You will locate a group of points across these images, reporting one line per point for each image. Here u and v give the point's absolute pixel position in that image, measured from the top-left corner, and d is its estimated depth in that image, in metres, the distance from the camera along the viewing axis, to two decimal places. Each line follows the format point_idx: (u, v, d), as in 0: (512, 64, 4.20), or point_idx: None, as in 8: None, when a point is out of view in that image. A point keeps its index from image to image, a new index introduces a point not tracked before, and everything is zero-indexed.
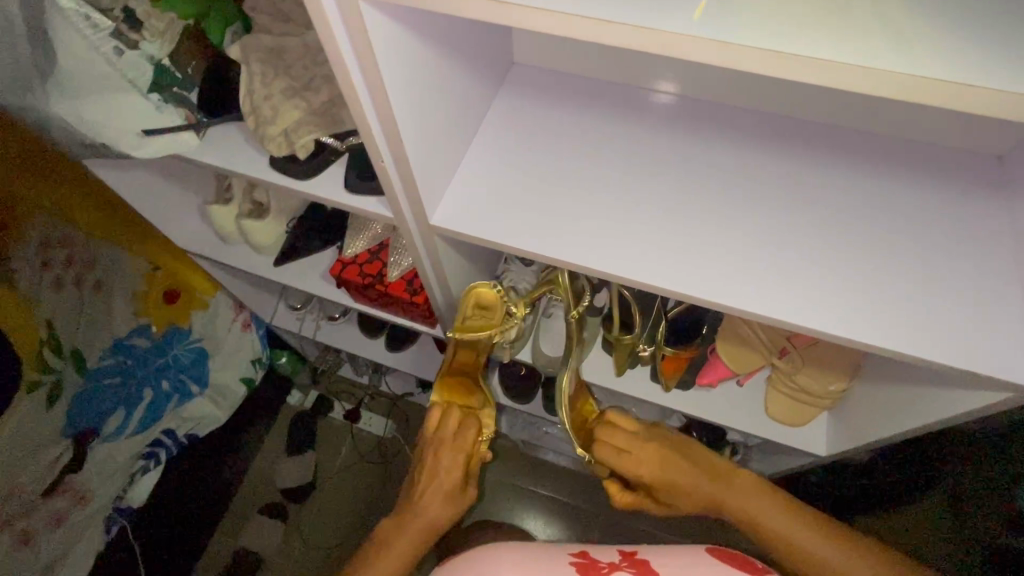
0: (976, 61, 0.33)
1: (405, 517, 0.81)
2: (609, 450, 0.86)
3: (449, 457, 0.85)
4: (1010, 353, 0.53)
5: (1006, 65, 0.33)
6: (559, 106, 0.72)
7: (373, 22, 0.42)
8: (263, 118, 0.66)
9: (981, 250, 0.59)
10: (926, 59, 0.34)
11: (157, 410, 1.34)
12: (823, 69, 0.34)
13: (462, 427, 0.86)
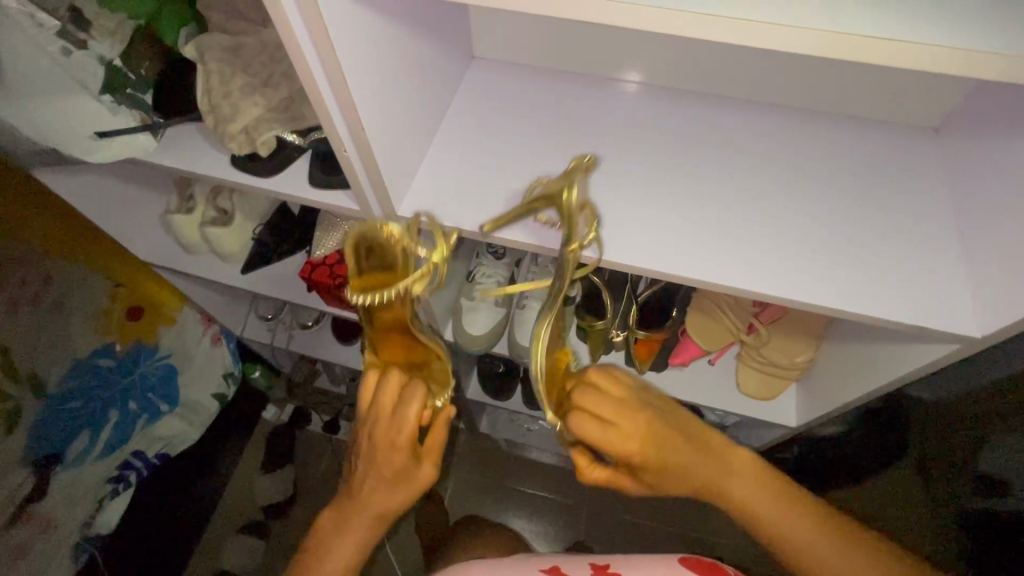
0: (898, 17, 0.37)
1: (341, 514, 0.63)
2: (595, 428, 0.56)
3: (389, 441, 0.61)
4: (957, 311, 0.57)
5: (924, 18, 0.37)
6: (522, 97, 0.74)
7: (329, 6, 0.42)
8: (222, 116, 0.65)
9: (927, 217, 0.62)
10: (855, 18, 0.37)
11: (125, 430, 1.30)
12: (764, 32, 0.37)
13: (398, 404, 0.61)
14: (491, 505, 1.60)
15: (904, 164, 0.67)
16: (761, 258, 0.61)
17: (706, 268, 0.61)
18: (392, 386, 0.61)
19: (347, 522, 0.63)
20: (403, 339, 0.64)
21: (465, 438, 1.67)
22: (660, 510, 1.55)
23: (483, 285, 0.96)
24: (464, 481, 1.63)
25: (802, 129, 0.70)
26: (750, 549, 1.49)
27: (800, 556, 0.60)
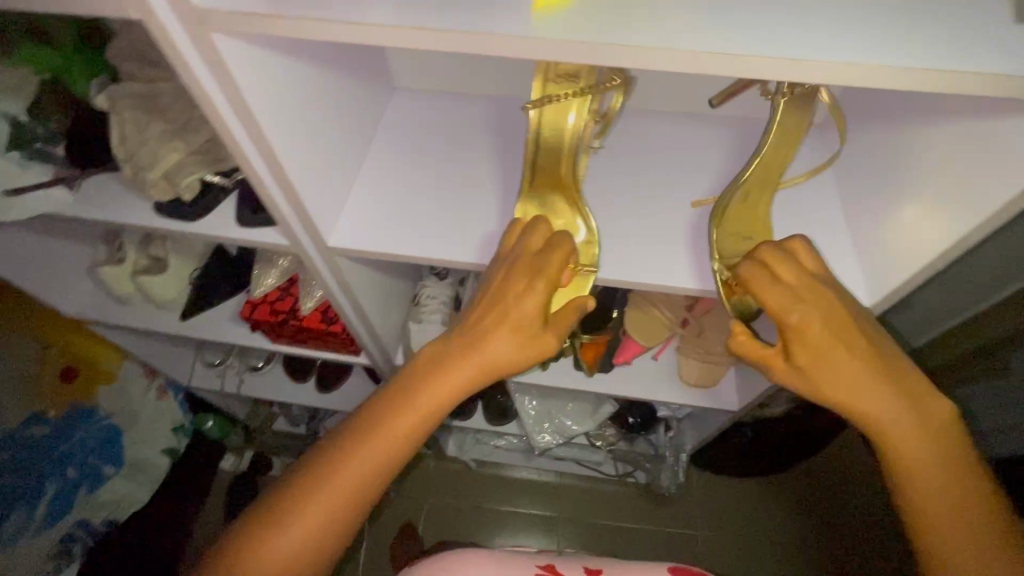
0: (779, 37, 0.38)
1: (424, 371, 0.58)
2: (760, 278, 0.54)
3: (520, 291, 0.58)
4: (854, 285, 0.63)
5: (800, 37, 0.38)
6: (445, 123, 0.77)
7: (233, 53, 0.43)
8: (141, 164, 0.65)
9: (824, 205, 0.68)
10: (736, 38, 0.38)
11: (66, 501, 1.24)
12: (648, 56, 0.39)
13: (541, 257, 0.59)
14: (466, 527, 1.58)
15: (800, 159, 0.73)
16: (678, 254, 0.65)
17: (625, 270, 0.67)
18: (544, 229, 0.60)
19: (426, 389, 0.57)
20: (560, 175, 0.65)
21: (435, 463, 1.65)
22: (631, 508, 1.59)
23: (428, 306, 0.97)
24: (436, 506, 1.61)
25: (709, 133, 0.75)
26: (719, 536, 1.54)
27: (904, 470, 0.53)
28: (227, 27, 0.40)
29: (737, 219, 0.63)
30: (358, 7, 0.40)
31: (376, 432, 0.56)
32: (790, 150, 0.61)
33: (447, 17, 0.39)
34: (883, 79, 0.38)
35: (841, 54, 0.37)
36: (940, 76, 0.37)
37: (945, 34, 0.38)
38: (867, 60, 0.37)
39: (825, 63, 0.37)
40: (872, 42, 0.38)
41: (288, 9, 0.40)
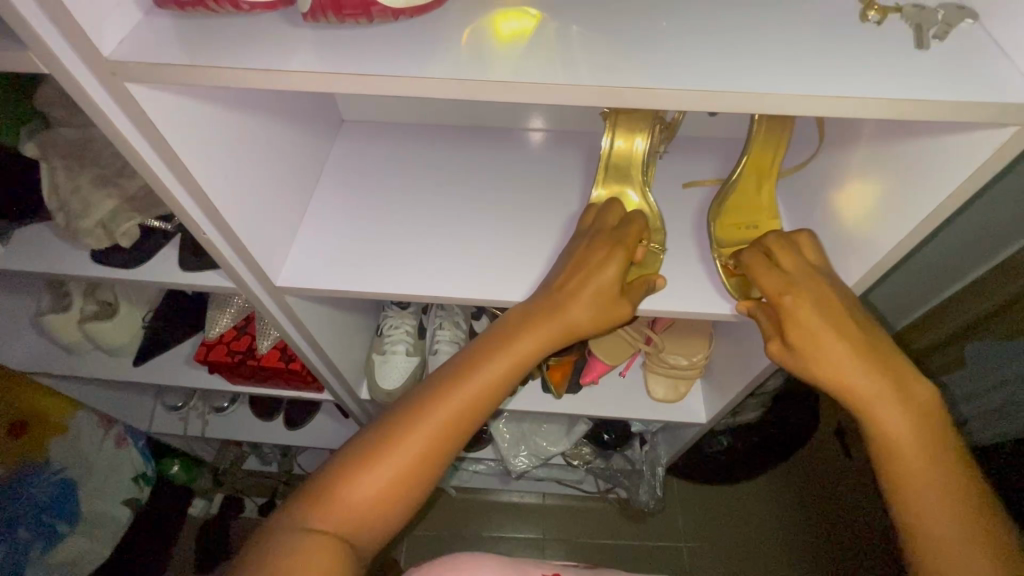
0: (692, 67, 0.39)
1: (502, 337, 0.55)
2: (761, 265, 0.57)
3: (605, 256, 0.59)
4: None
5: (716, 67, 0.39)
6: (394, 154, 0.76)
7: (153, 102, 0.42)
8: (73, 213, 0.62)
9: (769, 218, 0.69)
10: (650, 71, 0.39)
11: (20, 565, 1.15)
12: (563, 92, 0.39)
13: (623, 230, 0.61)
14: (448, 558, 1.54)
15: None
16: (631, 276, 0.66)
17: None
18: (617, 208, 0.64)
19: (505, 357, 0.53)
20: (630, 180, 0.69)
21: None
22: (614, 524, 1.57)
23: (391, 337, 0.96)
24: (416, 538, 1.56)
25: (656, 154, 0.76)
26: (703, 547, 1.53)
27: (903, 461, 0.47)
28: (142, 76, 0.39)
29: (737, 214, 0.67)
30: (281, 53, 0.40)
31: (445, 398, 0.50)
32: (780, 146, 0.65)
33: (374, 60, 0.40)
34: (798, 107, 0.39)
35: (759, 86, 0.38)
36: (853, 101, 0.38)
37: (851, 58, 0.40)
38: (783, 90, 0.38)
39: (743, 94, 0.38)
40: (786, 73, 0.39)
41: (204, 58, 0.39)
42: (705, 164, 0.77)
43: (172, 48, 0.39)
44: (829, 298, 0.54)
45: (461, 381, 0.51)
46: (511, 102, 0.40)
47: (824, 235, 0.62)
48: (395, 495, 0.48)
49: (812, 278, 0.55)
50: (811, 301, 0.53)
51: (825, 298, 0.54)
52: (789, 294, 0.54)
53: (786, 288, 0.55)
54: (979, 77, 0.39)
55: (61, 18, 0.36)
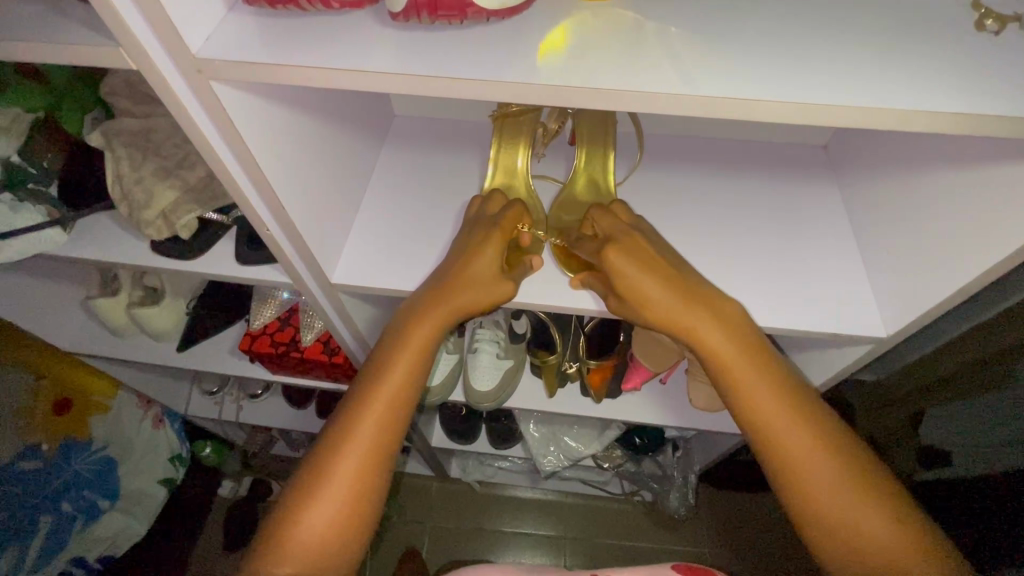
0: (795, 77, 0.37)
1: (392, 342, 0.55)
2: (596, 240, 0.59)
3: (478, 247, 0.60)
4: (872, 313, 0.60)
5: (821, 78, 0.37)
6: (444, 150, 0.75)
7: (233, 99, 0.42)
8: (135, 203, 0.62)
9: (838, 228, 0.66)
10: (749, 80, 0.37)
11: (60, 536, 1.21)
12: (659, 99, 0.37)
13: (496, 217, 0.62)
14: (470, 550, 1.55)
15: (806, 181, 0.71)
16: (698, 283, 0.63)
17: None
18: (498, 199, 0.65)
19: (396, 363, 0.54)
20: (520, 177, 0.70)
21: (437, 485, 1.63)
22: (639, 526, 1.56)
23: None
24: (440, 529, 1.57)
25: (717, 156, 0.73)
26: (728, 554, 1.51)
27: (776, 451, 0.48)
28: (227, 75, 0.39)
29: (574, 206, 0.69)
30: (366, 55, 0.39)
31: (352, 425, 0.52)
32: (610, 155, 0.69)
33: (465, 63, 0.38)
34: (908, 124, 0.37)
35: (867, 101, 0.36)
36: (971, 118, 0.36)
37: (967, 72, 0.37)
38: (895, 106, 0.36)
39: (853, 107, 0.36)
40: (896, 86, 0.37)
41: (291, 57, 0.38)
42: (769, 166, 0.72)
43: (258, 46, 0.39)
44: (661, 269, 0.54)
45: (358, 404, 0.52)
46: (602, 110, 0.39)
47: (898, 251, 0.58)
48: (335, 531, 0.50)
49: (675, 283, 0.53)
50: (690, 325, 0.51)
51: (710, 319, 0.51)
52: (659, 305, 0.52)
53: (655, 294, 0.53)
54: None
55: (156, 16, 0.35)
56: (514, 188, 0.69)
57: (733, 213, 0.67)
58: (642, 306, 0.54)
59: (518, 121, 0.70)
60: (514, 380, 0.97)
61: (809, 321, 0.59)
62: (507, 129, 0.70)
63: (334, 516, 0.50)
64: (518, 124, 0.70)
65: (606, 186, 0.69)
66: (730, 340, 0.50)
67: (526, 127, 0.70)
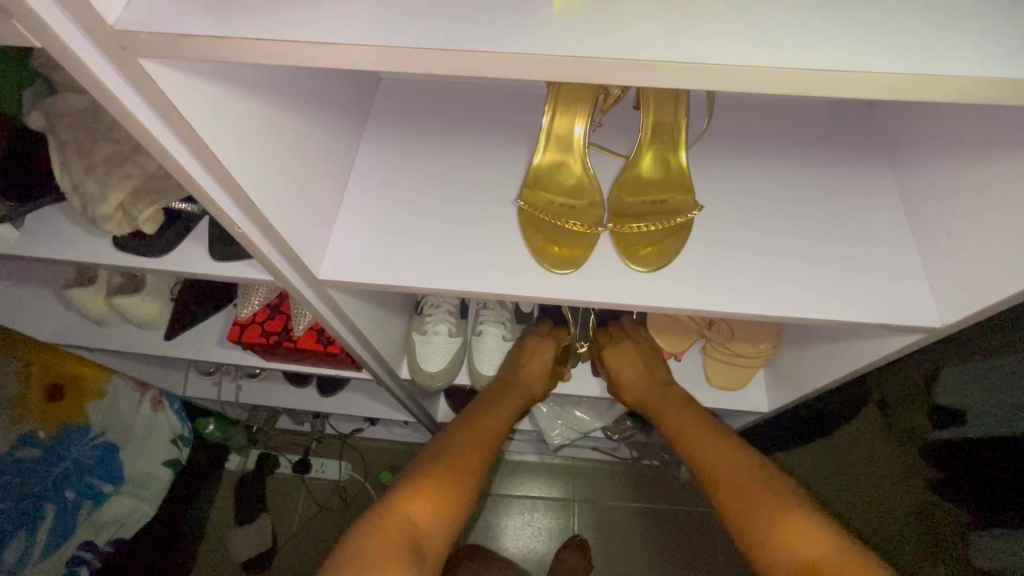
0: (873, 38, 0.29)
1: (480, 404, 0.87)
2: (624, 366, 0.87)
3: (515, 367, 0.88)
4: (927, 297, 0.53)
5: (907, 38, 0.29)
6: (438, 118, 0.66)
7: (173, 81, 0.34)
8: (88, 196, 0.54)
9: (884, 202, 0.58)
10: (818, 44, 0.29)
11: (68, 521, 1.19)
12: (706, 73, 0.30)
13: (536, 352, 0.89)
14: (480, 520, 1.55)
15: (850, 144, 0.63)
16: (729, 265, 0.56)
17: (646, 294, 0.55)
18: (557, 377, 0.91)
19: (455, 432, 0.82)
20: (575, 157, 0.61)
21: None
22: (648, 490, 1.57)
23: (432, 317, 0.89)
24: None
25: (746, 119, 0.64)
26: None
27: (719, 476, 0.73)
28: (158, 53, 0.31)
29: (637, 190, 0.60)
30: (330, 19, 0.31)
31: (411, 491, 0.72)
32: (682, 125, 0.59)
33: (462, 28, 0.30)
34: (1013, 95, 0.29)
35: (968, 69, 0.28)
36: None
37: None
38: (1003, 73, 0.28)
39: (952, 77, 0.29)
40: (1005, 48, 0.29)
41: (233, 26, 0.30)
42: (807, 128, 0.64)
43: (194, 12, 0.31)
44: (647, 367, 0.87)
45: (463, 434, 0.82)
46: (635, 87, 0.31)
47: (955, 232, 0.50)
48: (436, 523, 0.72)
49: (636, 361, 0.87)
50: (638, 387, 0.86)
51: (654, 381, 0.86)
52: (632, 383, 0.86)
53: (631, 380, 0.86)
54: None
55: None
56: (568, 165, 0.60)
57: (765, 186, 0.60)
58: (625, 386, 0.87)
59: (577, 87, 0.60)
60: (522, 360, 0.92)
61: (852, 310, 0.53)
62: (566, 97, 0.60)
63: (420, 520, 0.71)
64: (578, 94, 0.60)
65: (678, 163, 0.59)
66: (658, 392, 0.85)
67: (586, 96, 0.60)
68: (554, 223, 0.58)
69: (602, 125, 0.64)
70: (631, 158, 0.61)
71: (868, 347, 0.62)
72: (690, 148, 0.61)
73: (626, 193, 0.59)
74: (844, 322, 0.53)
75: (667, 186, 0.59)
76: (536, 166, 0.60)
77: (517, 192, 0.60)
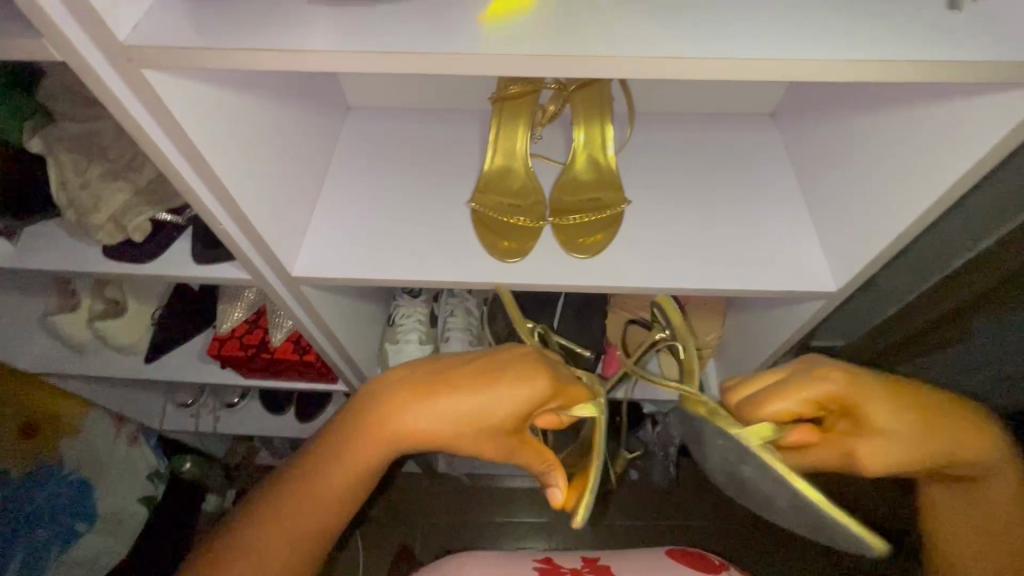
0: (726, 34, 0.38)
1: (384, 414, 0.51)
2: (875, 402, 0.47)
3: (472, 382, 0.51)
4: (824, 266, 0.62)
5: (754, 33, 0.37)
6: (402, 136, 0.74)
7: (168, 89, 0.42)
8: (84, 208, 0.61)
9: (789, 192, 0.68)
10: (682, 40, 0.37)
11: (35, 568, 1.04)
12: (594, 64, 0.38)
13: (502, 368, 0.52)
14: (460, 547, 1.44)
15: (760, 146, 0.72)
16: (658, 249, 0.64)
17: (588, 277, 0.63)
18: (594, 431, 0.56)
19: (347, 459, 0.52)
20: (519, 163, 0.69)
21: (424, 483, 1.51)
22: None
23: (404, 325, 0.94)
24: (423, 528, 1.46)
25: (671, 129, 0.74)
26: (722, 529, 1.39)
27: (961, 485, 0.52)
28: (159, 63, 0.39)
29: (574, 190, 0.68)
30: (299, 34, 0.38)
31: (273, 525, 0.52)
32: (608, 132, 0.69)
33: (403, 36, 0.38)
34: (840, 73, 0.37)
35: (812, 51, 0.36)
36: (902, 65, 0.36)
37: (903, 19, 0.38)
38: (827, 55, 0.36)
39: (787, 60, 0.37)
40: (826, 37, 0.37)
41: (221, 41, 0.38)
42: (723, 134, 0.73)
43: (190, 31, 0.39)
44: (903, 405, 0.47)
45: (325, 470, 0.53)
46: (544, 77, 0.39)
47: (842, 209, 0.59)
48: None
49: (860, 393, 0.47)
50: (899, 440, 0.47)
51: (921, 427, 0.47)
52: (887, 424, 0.47)
53: (865, 446, 0.47)
54: None
55: (77, 4, 0.35)
56: (513, 170, 0.69)
57: (687, 181, 0.69)
58: (875, 436, 0.47)
59: (517, 103, 0.70)
60: None
61: (763, 281, 0.61)
62: (508, 112, 0.70)
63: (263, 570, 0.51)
64: (518, 109, 0.70)
65: (608, 164, 0.69)
66: (921, 433, 0.47)
67: (525, 110, 0.70)
68: (503, 219, 0.66)
69: (543, 138, 0.74)
70: (568, 162, 0.70)
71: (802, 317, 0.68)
72: (617, 153, 0.71)
73: (564, 191, 0.68)
74: (757, 293, 0.62)
75: (599, 184, 0.68)
76: (485, 172, 0.69)
77: (470, 195, 0.68)
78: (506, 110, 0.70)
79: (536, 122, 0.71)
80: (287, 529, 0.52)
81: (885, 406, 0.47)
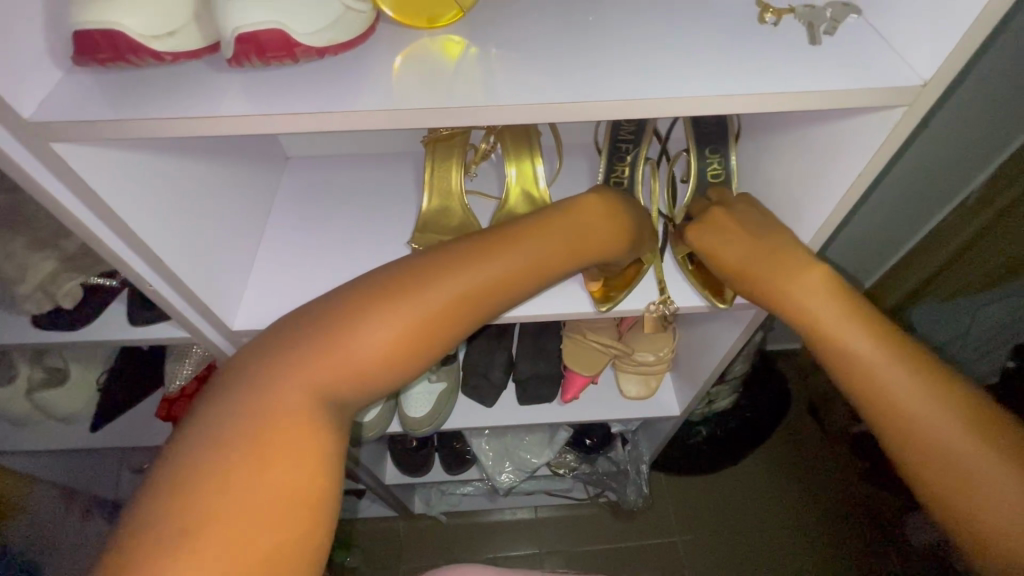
0: (618, 75, 0.40)
1: (475, 245, 0.49)
2: (703, 233, 0.59)
3: (607, 232, 0.57)
4: None
5: (644, 76, 0.40)
6: (342, 182, 0.76)
7: (82, 158, 0.42)
8: (9, 280, 0.59)
9: None
10: (577, 85, 0.40)
11: None
12: (499, 113, 0.40)
13: (616, 230, 0.57)
14: None
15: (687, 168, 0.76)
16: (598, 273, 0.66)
17: (531, 307, 0.64)
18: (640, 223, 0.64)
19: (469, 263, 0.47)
20: (456, 200, 0.71)
21: (401, 526, 1.46)
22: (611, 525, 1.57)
23: None
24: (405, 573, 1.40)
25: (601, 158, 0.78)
26: (705, 540, 1.39)
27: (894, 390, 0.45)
28: (69, 135, 0.39)
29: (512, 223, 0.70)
30: (210, 101, 0.39)
31: (350, 326, 0.43)
32: (539, 164, 0.71)
33: (313, 97, 0.40)
34: (727, 107, 0.40)
35: (696, 88, 0.39)
36: (778, 97, 0.40)
37: (773, 54, 0.42)
38: (711, 91, 0.39)
39: (677, 99, 0.39)
40: (708, 76, 0.40)
41: (131, 111, 0.39)
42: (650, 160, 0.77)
43: (100, 104, 0.39)
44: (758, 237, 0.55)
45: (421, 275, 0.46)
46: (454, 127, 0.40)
47: None
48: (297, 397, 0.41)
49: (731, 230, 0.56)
50: (761, 271, 0.53)
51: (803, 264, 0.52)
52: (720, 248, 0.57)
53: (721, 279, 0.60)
54: (878, 61, 0.41)
55: None
56: (451, 207, 0.71)
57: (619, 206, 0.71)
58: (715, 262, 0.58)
59: (449, 144, 0.72)
60: (448, 402, 0.94)
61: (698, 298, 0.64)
62: (443, 153, 0.72)
63: (291, 386, 0.41)
64: (451, 148, 0.72)
65: (541, 195, 0.71)
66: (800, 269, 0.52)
67: (458, 148, 0.72)
68: None
69: (478, 175, 0.76)
70: (504, 195, 0.72)
71: (741, 326, 0.71)
72: (549, 183, 0.73)
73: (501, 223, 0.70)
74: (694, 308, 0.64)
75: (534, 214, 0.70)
76: (424, 212, 0.70)
77: (411, 235, 0.69)
78: (441, 151, 0.72)
79: (470, 160, 0.74)
80: (350, 344, 0.43)
81: (721, 231, 0.57)
